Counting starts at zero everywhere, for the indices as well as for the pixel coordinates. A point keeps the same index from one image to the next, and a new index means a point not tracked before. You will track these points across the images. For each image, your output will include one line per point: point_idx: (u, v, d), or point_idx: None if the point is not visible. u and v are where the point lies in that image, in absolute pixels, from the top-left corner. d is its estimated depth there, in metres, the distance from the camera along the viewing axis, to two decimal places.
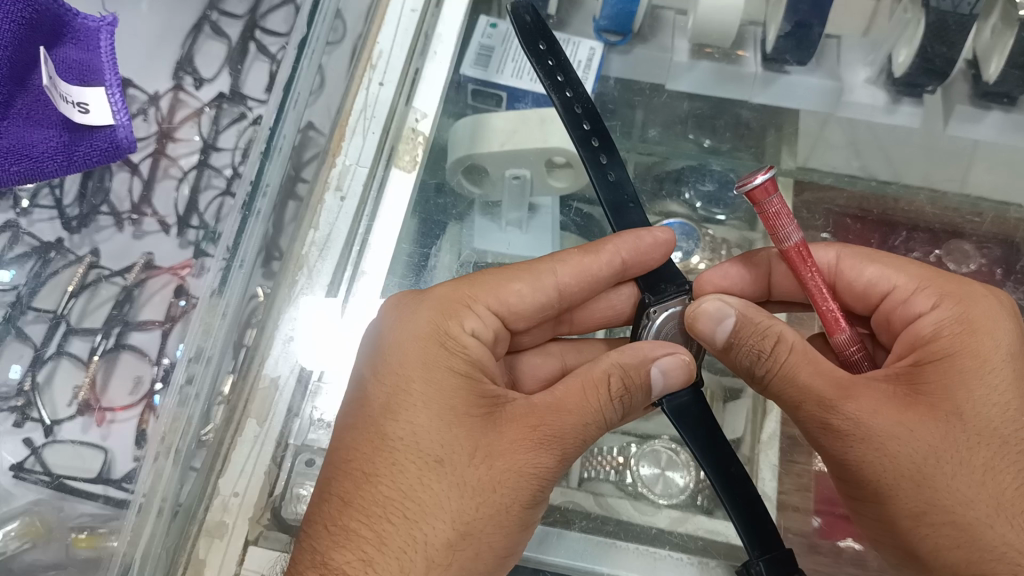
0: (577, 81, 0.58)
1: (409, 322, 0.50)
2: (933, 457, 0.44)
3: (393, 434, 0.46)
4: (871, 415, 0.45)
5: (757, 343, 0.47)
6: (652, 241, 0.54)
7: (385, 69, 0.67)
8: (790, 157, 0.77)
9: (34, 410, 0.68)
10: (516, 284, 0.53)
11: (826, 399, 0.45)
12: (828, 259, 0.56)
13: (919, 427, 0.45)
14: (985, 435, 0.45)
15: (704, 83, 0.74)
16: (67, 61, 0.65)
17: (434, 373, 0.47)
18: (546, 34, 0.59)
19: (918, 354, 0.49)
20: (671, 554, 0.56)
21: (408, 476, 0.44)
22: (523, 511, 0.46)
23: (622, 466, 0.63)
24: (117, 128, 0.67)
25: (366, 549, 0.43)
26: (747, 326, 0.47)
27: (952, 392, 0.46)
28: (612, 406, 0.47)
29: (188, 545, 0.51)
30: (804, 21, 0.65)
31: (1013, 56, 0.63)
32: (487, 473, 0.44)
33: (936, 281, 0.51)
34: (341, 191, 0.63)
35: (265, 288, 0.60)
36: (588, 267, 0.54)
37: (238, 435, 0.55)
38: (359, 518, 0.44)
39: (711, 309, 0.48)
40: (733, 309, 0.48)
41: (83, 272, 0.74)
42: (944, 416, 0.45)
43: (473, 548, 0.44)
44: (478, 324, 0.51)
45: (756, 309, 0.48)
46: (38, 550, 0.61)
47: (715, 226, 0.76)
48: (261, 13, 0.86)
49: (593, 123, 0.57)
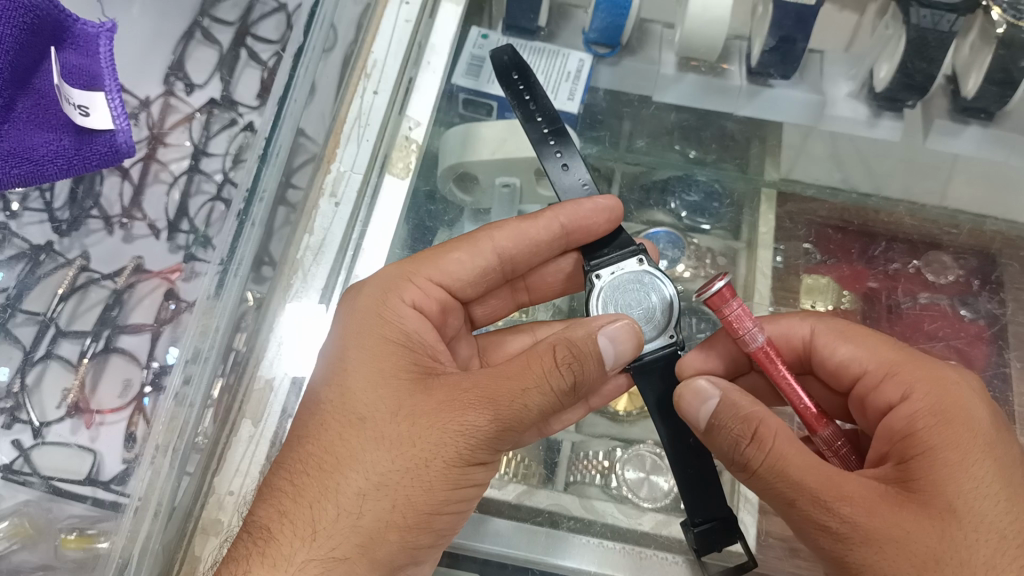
0: (545, 95, 0.60)
1: (353, 302, 0.54)
2: (932, 561, 0.40)
3: (324, 397, 0.49)
4: (866, 516, 0.42)
5: (735, 425, 0.45)
6: (592, 207, 0.56)
7: (380, 77, 0.68)
8: (773, 168, 0.78)
9: (23, 412, 0.69)
10: (453, 253, 0.58)
11: (821, 498, 0.43)
12: (804, 334, 0.57)
13: (914, 529, 0.41)
14: (983, 534, 0.41)
15: (690, 96, 0.76)
16: (69, 66, 0.66)
17: (368, 341, 0.51)
18: (519, 63, 0.62)
19: (901, 451, 0.47)
20: (656, 554, 0.56)
21: (331, 432, 0.47)
22: (448, 471, 0.46)
23: (607, 470, 0.65)
24: (117, 132, 0.69)
25: (284, 502, 0.45)
26: (729, 410, 0.46)
27: (940, 487, 0.43)
28: (558, 374, 0.46)
29: (183, 544, 0.52)
30: (788, 36, 0.67)
31: (991, 73, 0.65)
32: (406, 428, 0.46)
33: (906, 367, 0.51)
34: (335, 196, 0.64)
35: (256, 293, 0.60)
36: (527, 230, 0.57)
37: (233, 435, 0.55)
38: (285, 476, 0.46)
39: (698, 385, 0.47)
40: (719, 391, 0.47)
41: (73, 275, 0.75)
42: (938, 515, 0.42)
43: (388, 501, 0.45)
44: (419, 296, 0.55)
45: (743, 394, 0.47)
46: (26, 551, 0.62)
47: (701, 235, 0.77)
48: (252, 20, 0.86)
49: (553, 125, 0.59)
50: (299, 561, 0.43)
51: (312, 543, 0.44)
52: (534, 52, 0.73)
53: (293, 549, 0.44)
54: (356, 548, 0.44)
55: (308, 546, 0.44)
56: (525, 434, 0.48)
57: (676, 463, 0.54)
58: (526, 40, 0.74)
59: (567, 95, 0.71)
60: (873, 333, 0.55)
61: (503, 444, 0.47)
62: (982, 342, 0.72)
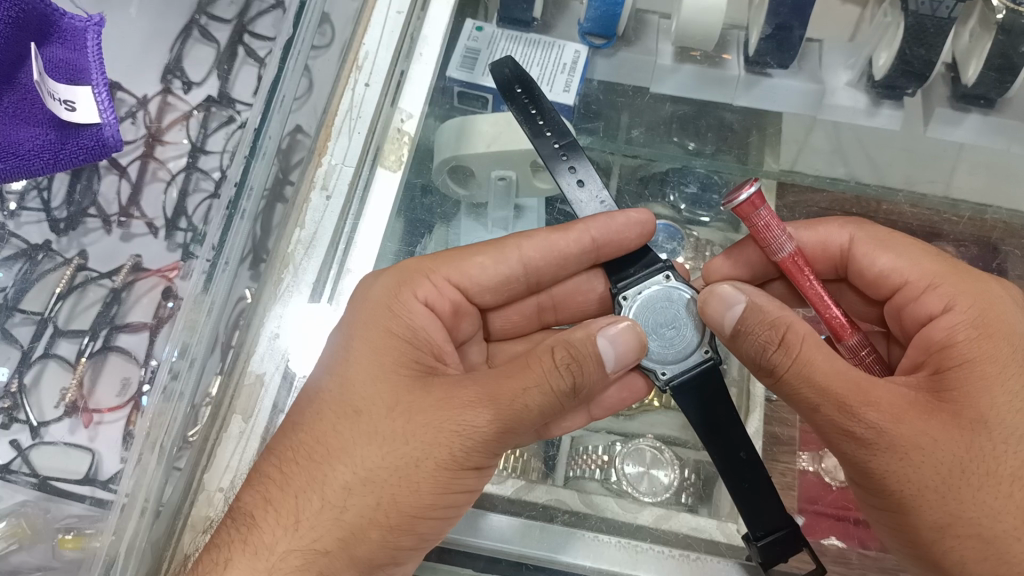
0: (551, 110, 0.59)
1: (371, 291, 0.53)
2: (958, 468, 0.43)
3: (326, 387, 0.48)
4: (893, 423, 0.44)
5: (762, 332, 0.46)
6: (624, 220, 0.54)
7: (370, 70, 0.67)
8: (774, 160, 0.77)
9: (20, 412, 0.69)
10: (478, 257, 0.56)
11: (848, 403, 0.44)
12: (842, 240, 0.56)
13: (943, 437, 0.44)
14: (1010, 444, 0.44)
15: (686, 87, 0.76)
16: (54, 60, 0.66)
17: (375, 334, 0.50)
18: (524, 77, 0.60)
19: (937, 361, 0.48)
20: (652, 547, 0.55)
21: (326, 423, 0.47)
22: (440, 473, 0.45)
23: (606, 464, 0.64)
24: (104, 127, 0.68)
25: (271, 490, 0.45)
26: (756, 314, 0.46)
27: (974, 399, 0.45)
28: (558, 374, 0.44)
29: (174, 541, 0.51)
30: (784, 23, 0.67)
31: (990, 59, 0.64)
32: (400, 425, 0.45)
33: (950, 279, 0.51)
34: (327, 189, 0.63)
35: (252, 289, 0.60)
36: (557, 244, 0.55)
37: (223, 432, 0.54)
38: (275, 464, 0.46)
39: (724, 291, 0.48)
40: (745, 296, 0.47)
41: (70, 274, 0.75)
42: (967, 425, 0.44)
43: (375, 498, 0.44)
44: (432, 293, 0.54)
45: (769, 300, 0.47)
46: (25, 552, 0.62)
47: (699, 228, 0.76)
48: (249, 18, 0.86)
49: (563, 139, 0.57)
50: (281, 550, 0.43)
51: (293, 532, 0.44)
52: (528, 44, 0.72)
53: (274, 538, 0.44)
54: (337, 543, 0.44)
55: (289, 536, 0.44)
56: (519, 442, 0.47)
57: (729, 480, 0.52)
58: (519, 31, 0.73)
59: (563, 86, 0.71)
60: (912, 241, 0.55)
61: (500, 446, 0.46)
62: None
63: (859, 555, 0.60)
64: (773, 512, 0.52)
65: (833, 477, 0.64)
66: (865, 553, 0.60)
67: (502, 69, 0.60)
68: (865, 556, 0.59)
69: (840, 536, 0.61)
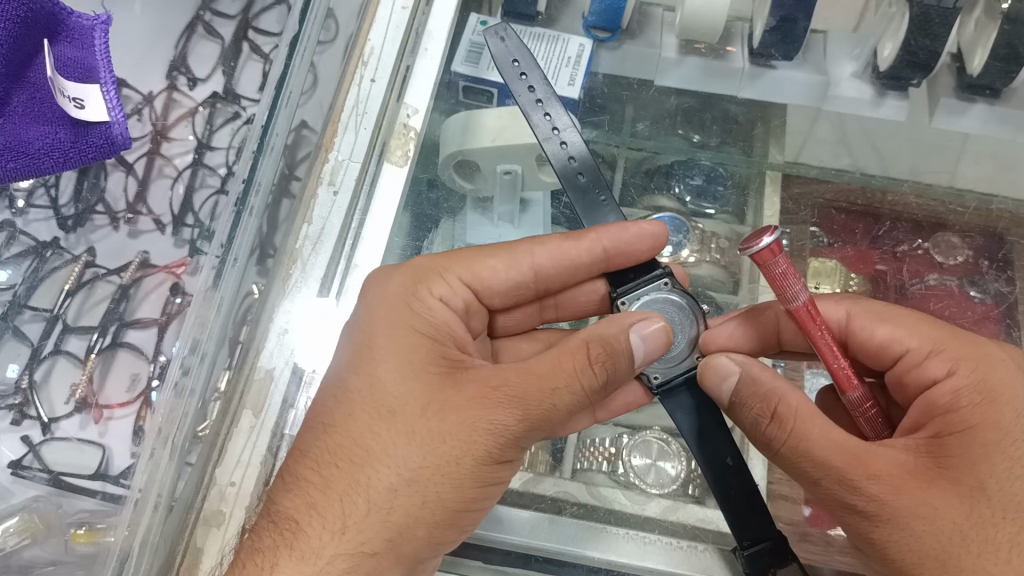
0: (549, 89, 0.57)
1: (384, 289, 0.53)
2: (959, 536, 0.41)
3: (353, 387, 0.48)
4: (894, 495, 0.42)
5: (758, 403, 0.46)
6: (637, 232, 0.55)
7: (376, 66, 0.67)
8: (778, 152, 0.77)
9: (31, 408, 0.70)
10: (490, 260, 0.56)
11: (849, 478, 0.43)
12: (839, 317, 0.55)
13: (943, 505, 0.42)
14: (1010, 511, 0.42)
15: (691, 79, 0.76)
16: (63, 58, 0.66)
17: (396, 332, 0.50)
18: (521, 47, 0.58)
19: (938, 424, 0.46)
20: (658, 539, 0.56)
21: (360, 424, 0.46)
22: (478, 469, 0.45)
23: (613, 456, 0.65)
24: (112, 125, 0.68)
25: (313, 494, 0.45)
26: (749, 387, 0.47)
27: (974, 466, 0.43)
28: (592, 371, 0.46)
29: (185, 536, 0.51)
30: (789, 15, 0.67)
31: (996, 49, 0.65)
32: (436, 425, 0.45)
33: (951, 343, 0.49)
34: (334, 185, 0.63)
35: (259, 285, 0.60)
36: (569, 251, 0.55)
37: (233, 427, 0.54)
38: (311, 466, 0.46)
39: (718, 362, 0.49)
40: (738, 366, 0.48)
41: (79, 271, 0.76)
42: (965, 492, 0.42)
43: (420, 497, 0.45)
44: (447, 291, 0.54)
45: (764, 369, 0.48)
46: (37, 547, 0.63)
47: (705, 220, 0.76)
48: (254, 13, 0.86)
49: (563, 125, 0.57)
50: (328, 554, 0.43)
51: (340, 536, 0.44)
52: (534, 37, 0.73)
53: (321, 542, 0.44)
54: (384, 543, 0.44)
55: (337, 539, 0.44)
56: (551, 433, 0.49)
57: (717, 488, 0.52)
58: (524, 26, 0.74)
59: (567, 80, 0.71)
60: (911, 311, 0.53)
61: (530, 440, 0.47)
62: (991, 321, 0.71)
63: None
64: (762, 522, 0.51)
65: None
66: None
67: (495, 37, 0.58)
68: None
69: None
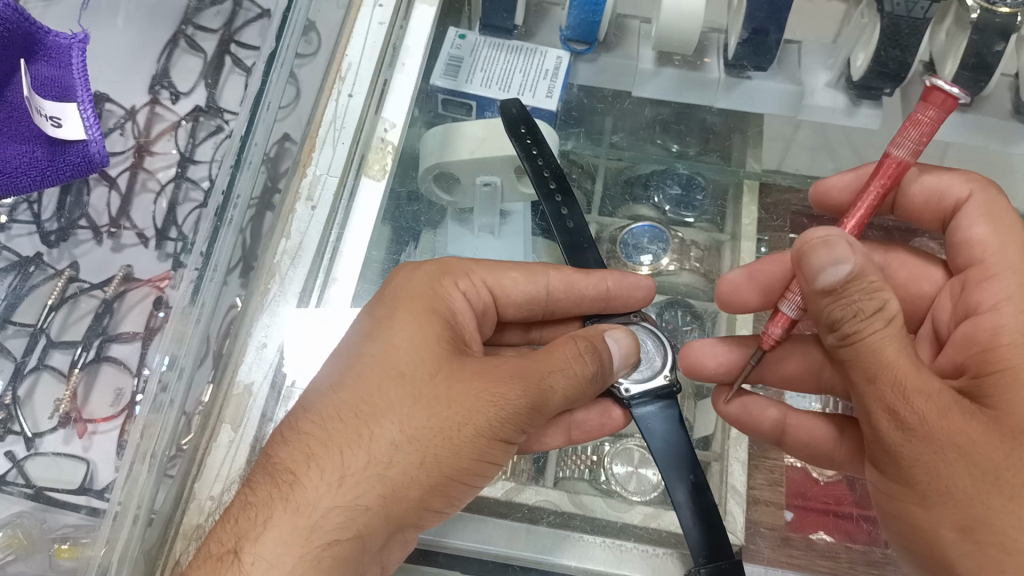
0: (551, 153, 0.65)
1: (407, 278, 0.53)
2: (991, 473, 0.40)
3: (367, 352, 0.48)
4: (937, 416, 0.41)
5: (865, 300, 0.42)
6: (636, 283, 0.58)
7: (354, 81, 0.68)
8: (755, 160, 0.79)
9: (14, 424, 0.69)
10: (511, 271, 0.56)
11: (902, 385, 0.42)
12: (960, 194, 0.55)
13: (981, 439, 0.41)
14: None
15: (669, 89, 0.76)
16: (39, 77, 0.67)
17: (416, 307, 0.50)
18: (528, 118, 0.66)
19: (978, 363, 0.47)
20: (636, 546, 0.56)
21: (369, 384, 0.46)
22: (478, 440, 0.45)
23: (595, 464, 0.65)
24: (89, 143, 0.70)
25: (313, 446, 0.44)
26: (862, 284, 0.42)
27: (1011, 406, 0.43)
28: (583, 361, 0.49)
29: (164, 548, 0.51)
30: (761, 27, 0.67)
31: (965, 58, 0.66)
32: (443, 390, 0.45)
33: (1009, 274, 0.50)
34: (311, 201, 0.64)
35: (242, 297, 0.60)
36: (578, 284, 0.56)
37: (213, 440, 0.55)
38: (315, 422, 0.45)
39: (837, 243, 0.42)
40: (855, 258, 0.42)
41: (62, 285, 0.76)
42: (1008, 433, 0.42)
43: (420, 457, 0.44)
44: (470, 289, 0.55)
45: (872, 266, 0.43)
46: (20, 562, 0.63)
47: (684, 228, 0.77)
48: (236, 28, 0.88)
49: (559, 183, 0.64)
50: (324, 507, 0.42)
51: (337, 489, 0.43)
52: (511, 51, 0.73)
53: (318, 493, 0.42)
54: (378, 500, 0.43)
55: (333, 491, 0.42)
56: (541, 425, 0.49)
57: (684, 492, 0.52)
58: (501, 40, 0.74)
59: (545, 92, 0.71)
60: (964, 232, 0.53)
61: (529, 426, 0.47)
62: None
63: (845, 548, 0.61)
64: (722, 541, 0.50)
65: (820, 472, 0.66)
66: (852, 546, 0.61)
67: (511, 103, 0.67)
68: (851, 549, 0.61)
69: (828, 531, 0.62)
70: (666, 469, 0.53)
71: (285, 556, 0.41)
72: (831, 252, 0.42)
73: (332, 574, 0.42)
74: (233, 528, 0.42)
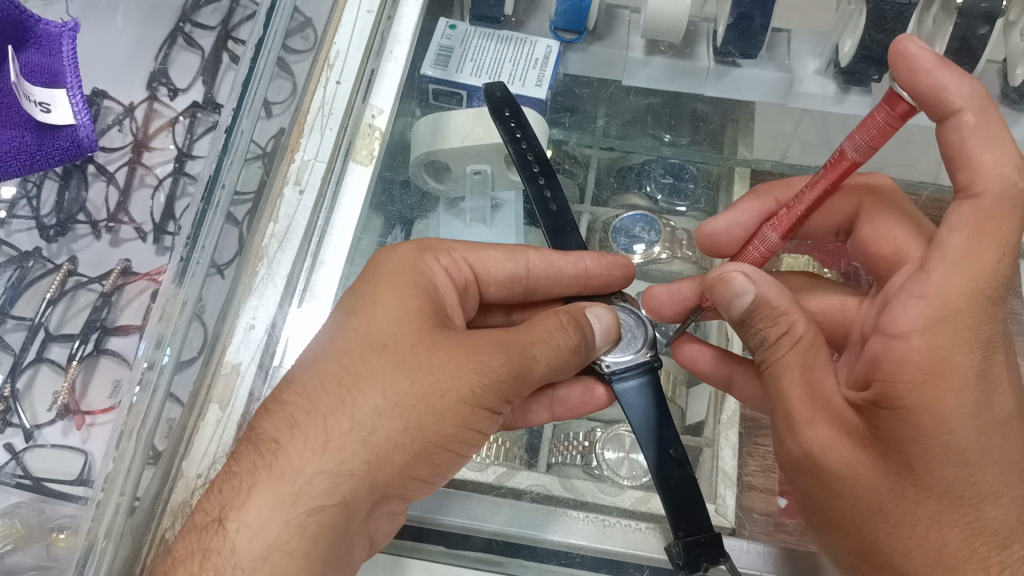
0: (535, 138, 0.65)
1: (390, 255, 0.54)
2: (876, 506, 0.44)
3: (350, 326, 0.48)
4: (824, 449, 0.46)
5: (767, 327, 0.49)
6: (613, 259, 0.59)
7: (342, 68, 0.69)
8: (747, 149, 0.78)
9: (14, 416, 0.70)
10: (491, 250, 0.57)
11: (793, 421, 0.47)
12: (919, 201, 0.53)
13: (865, 472, 0.45)
14: (935, 491, 0.43)
15: (657, 78, 0.77)
16: (30, 64, 0.75)
17: (398, 282, 0.51)
18: (514, 103, 0.67)
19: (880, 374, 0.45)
20: (619, 521, 0.57)
21: (352, 355, 0.47)
22: (461, 407, 0.46)
23: (587, 450, 0.65)
24: (78, 128, 0.77)
25: (297, 415, 0.45)
26: (762, 313, 0.49)
27: (903, 440, 0.43)
28: (567, 332, 0.50)
29: (152, 527, 0.52)
30: (745, 12, 0.68)
31: (949, 42, 0.66)
32: (425, 358, 0.46)
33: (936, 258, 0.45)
34: (300, 185, 0.65)
35: (224, 274, 0.60)
36: (558, 263, 0.57)
37: (200, 420, 0.56)
38: (299, 392, 0.46)
39: (735, 281, 0.50)
40: (753, 288, 0.50)
41: (61, 279, 0.77)
42: (896, 469, 0.44)
43: (403, 423, 0.45)
44: (452, 264, 0.55)
45: (778, 293, 0.50)
46: (20, 552, 0.63)
47: (676, 217, 0.77)
48: (234, 24, 0.88)
49: (543, 167, 0.64)
50: (308, 473, 0.43)
51: (322, 455, 0.43)
52: (501, 40, 0.74)
53: (302, 459, 0.43)
54: (364, 466, 0.44)
55: (317, 458, 0.43)
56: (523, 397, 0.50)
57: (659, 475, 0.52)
58: (491, 29, 0.75)
59: (535, 80, 0.72)
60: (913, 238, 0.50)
61: (515, 398, 0.49)
62: None
63: None
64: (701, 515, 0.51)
65: None
66: None
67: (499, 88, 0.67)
68: None
69: None
70: (647, 442, 0.53)
71: (272, 523, 0.42)
72: (731, 288, 0.50)
73: (321, 540, 0.43)
74: (217, 498, 0.43)
